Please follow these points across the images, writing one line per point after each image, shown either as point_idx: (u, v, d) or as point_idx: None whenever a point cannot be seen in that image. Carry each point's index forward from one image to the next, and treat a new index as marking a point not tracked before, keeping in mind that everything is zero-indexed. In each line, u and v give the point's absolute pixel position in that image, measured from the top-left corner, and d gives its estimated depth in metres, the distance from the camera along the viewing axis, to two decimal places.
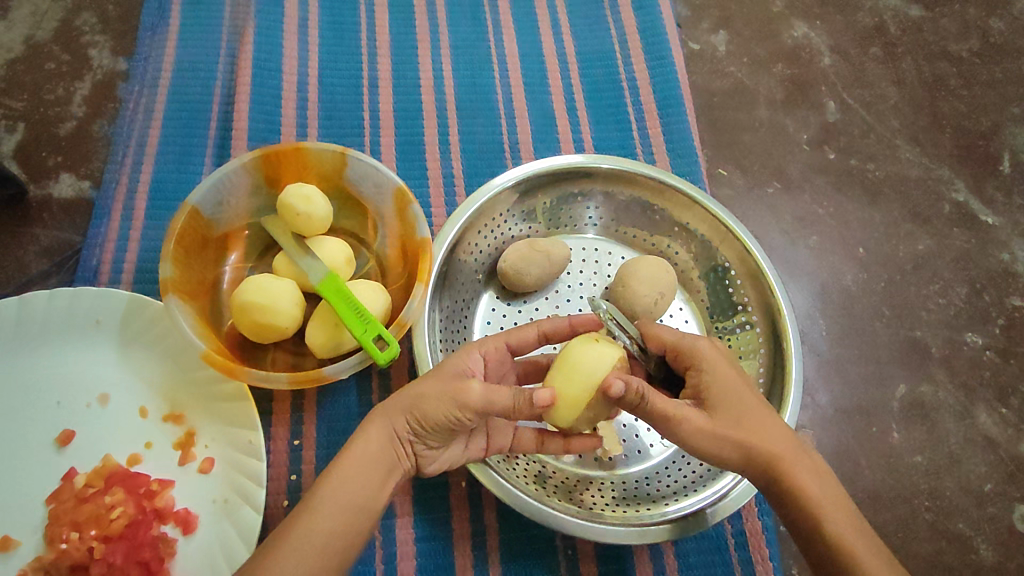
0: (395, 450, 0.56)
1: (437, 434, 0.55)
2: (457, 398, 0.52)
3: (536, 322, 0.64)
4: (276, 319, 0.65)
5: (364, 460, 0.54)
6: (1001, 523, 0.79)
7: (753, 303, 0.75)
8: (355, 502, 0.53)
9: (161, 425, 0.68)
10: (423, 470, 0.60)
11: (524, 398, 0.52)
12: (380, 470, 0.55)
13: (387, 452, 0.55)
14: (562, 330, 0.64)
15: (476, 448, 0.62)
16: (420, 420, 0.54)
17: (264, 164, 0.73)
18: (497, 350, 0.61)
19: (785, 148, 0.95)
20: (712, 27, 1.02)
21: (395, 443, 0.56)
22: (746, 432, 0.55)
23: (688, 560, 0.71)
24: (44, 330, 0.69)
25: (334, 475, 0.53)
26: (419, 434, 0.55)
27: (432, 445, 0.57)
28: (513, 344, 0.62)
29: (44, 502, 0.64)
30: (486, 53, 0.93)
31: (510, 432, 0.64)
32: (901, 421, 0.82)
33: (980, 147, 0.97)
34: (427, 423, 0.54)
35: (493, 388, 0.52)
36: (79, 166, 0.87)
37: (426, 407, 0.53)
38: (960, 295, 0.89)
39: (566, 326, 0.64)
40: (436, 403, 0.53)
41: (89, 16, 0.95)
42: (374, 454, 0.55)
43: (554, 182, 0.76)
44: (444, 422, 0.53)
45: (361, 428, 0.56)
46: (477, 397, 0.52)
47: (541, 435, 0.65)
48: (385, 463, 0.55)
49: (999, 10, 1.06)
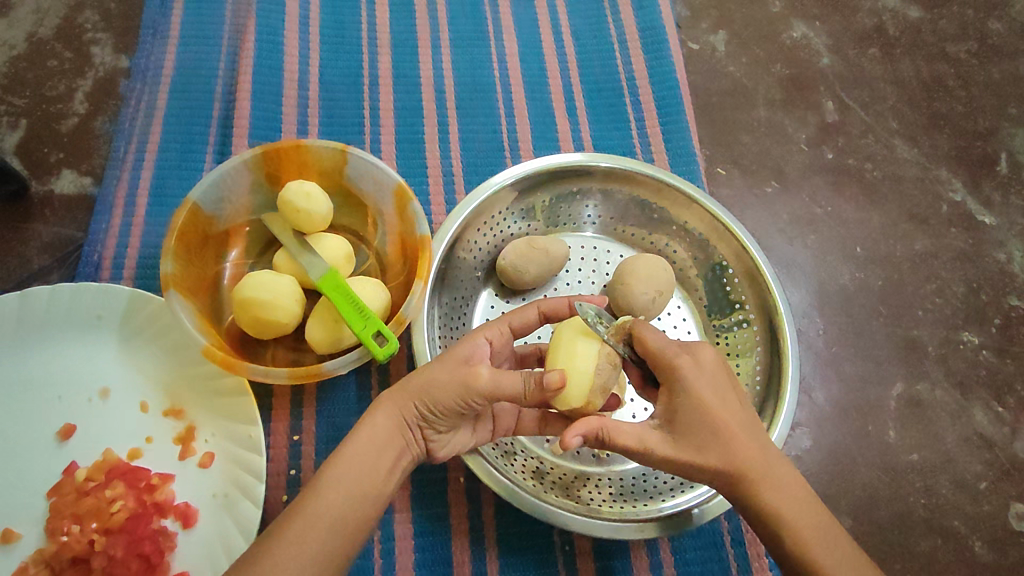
0: (404, 435, 0.57)
1: (447, 418, 0.56)
2: (466, 382, 0.53)
3: (534, 302, 0.65)
4: (277, 314, 0.65)
5: (371, 447, 0.55)
6: (996, 521, 0.79)
7: (750, 301, 0.75)
8: (357, 492, 0.53)
9: (161, 420, 0.69)
10: (434, 456, 0.60)
11: (534, 380, 0.52)
12: (388, 456, 0.55)
13: (395, 436, 0.56)
14: (562, 311, 0.65)
15: (482, 432, 0.63)
16: (429, 405, 0.55)
17: (265, 161, 0.74)
18: (502, 335, 0.61)
19: (783, 148, 0.96)
20: (711, 27, 1.02)
21: (403, 428, 0.56)
22: (739, 433, 0.55)
23: (685, 556, 0.72)
24: (46, 325, 0.69)
25: (339, 461, 0.54)
26: (428, 420, 0.56)
27: (442, 429, 0.58)
28: (515, 327, 0.63)
29: (45, 495, 0.64)
30: (486, 52, 0.94)
31: (514, 412, 0.65)
32: (897, 419, 0.83)
33: (978, 148, 0.98)
34: (437, 409, 0.55)
35: (501, 373, 0.53)
36: (80, 162, 0.88)
37: (435, 392, 0.54)
38: (957, 295, 0.90)
39: (565, 307, 0.65)
40: (444, 387, 0.54)
41: (92, 13, 0.96)
42: (381, 439, 0.55)
43: (553, 180, 0.77)
44: (453, 406, 0.54)
45: (367, 415, 0.56)
46: (485, 382, 0.53)
47: (543, 416, 0.66)
48: (394, 447, 0.56)
49: (997, 11, 1.07)
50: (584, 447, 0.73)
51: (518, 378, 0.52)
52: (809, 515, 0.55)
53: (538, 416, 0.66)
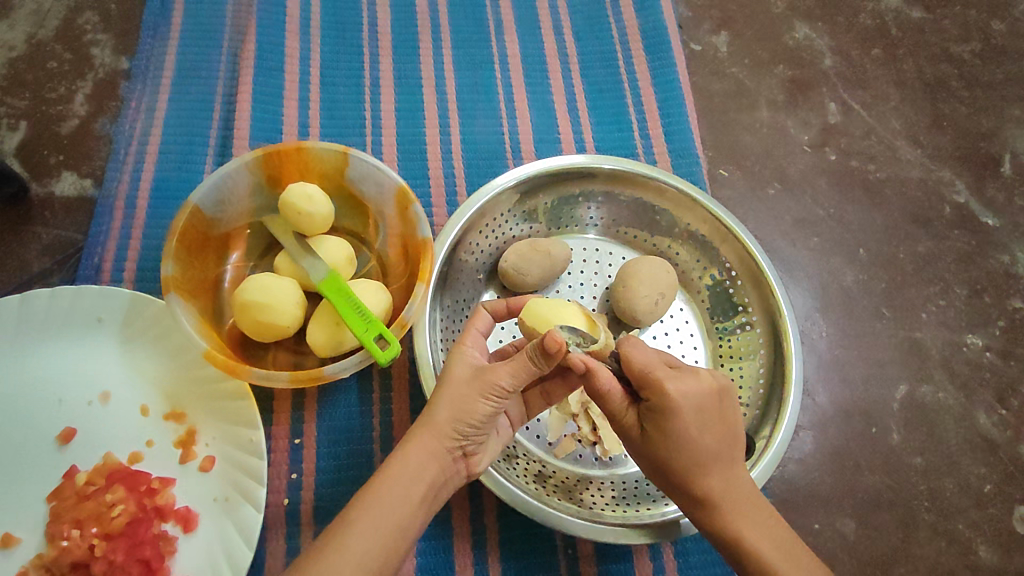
0: (445, 462, 0.55)
1: (482, 428, 0.56)
2: (487, 384, 0.54)
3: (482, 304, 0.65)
4: (276, 317, 0.65)
5: (409, 477, 0.54)
6: (1000, 524, 0.79)
7: (753, 303, 0.75)
8: (394, 520, 0.52)
9: (161, 423, 0.69)
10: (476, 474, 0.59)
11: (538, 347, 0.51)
12: (429, 482, 0.54)
13: (434, 464, 0.55)
14: (501, 311, 0.66)
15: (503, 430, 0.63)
16: (462, 421, 0.54)
17: (265, 163, 0.73)
18: (474, 340, 0.59)
19: (785, 149, 0.96)
20: (713, 28, 1.02)
21: (442, 455, 0.55)
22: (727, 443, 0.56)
23: (687, 560, 0.72)
24: (45, 329, 0.69)
25: (378, 499, 0.52)
26: (466, 438, 0.56)
27: (479, 441, 0.57)
28: (483, 328, 0.61)
29: (45, 499, 0.64)
30: (487, 53, 0.93)
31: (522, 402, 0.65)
32: (900, 421, 0.82)
33: (981, 149, 0.97)
34: (470, 422, 0.54)
35: (509, 363, 0.53)
36: (80, 165, 0.87)
37: (463, 405, 0.54)
38: (960, 297, 0.89)
39: (503, 307, 0.66)
40: (471, 398, 0.54)
41: (92, 15, 0.95)
42: (422, 468, 0.54)
43: (555, 182, 0.76)
44: (486, 413, 0.54)
45: (399, 452, 0.55)
46: (501, 378, 0.53)
47: (544, 391, 0.66)
48: (437, 472, 0.55)
49: (1000, 12, 1.06)
50: (586, 450, 0.73)
51: (523, 359, 0.52)
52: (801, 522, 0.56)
53: (538, 391, 0.66)
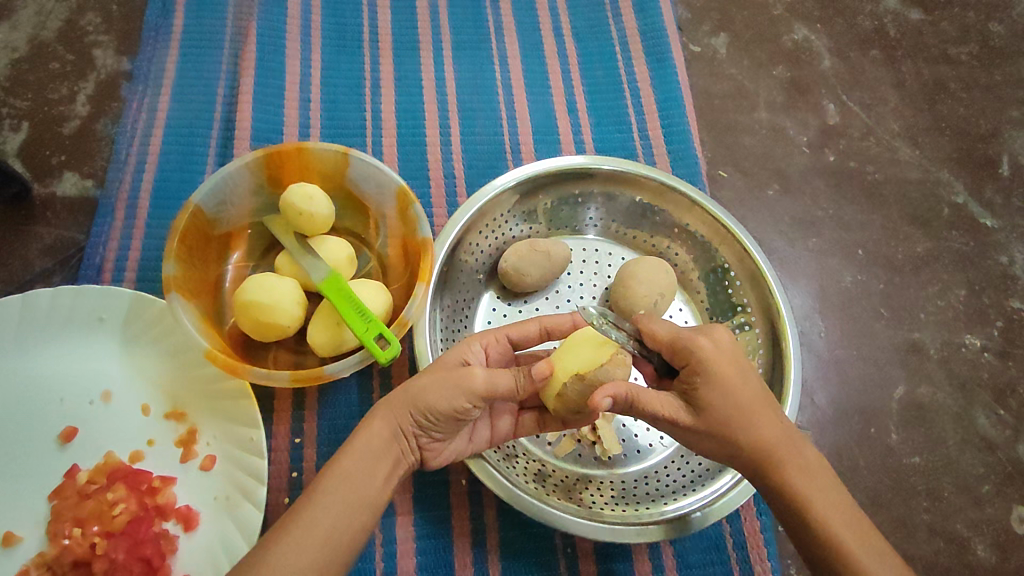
0: (399, 444, 0.56)
1: (443, 426, 0.56)
2: (461, 385, 0.54)
3: (538, 317, 0.65)
4: (277, 318, 0.65)
5: (366, 455, 0.55)
6: (999, 524, 0.79)
7: (752, 303, 0.75)
8: (356, 500, 0.53)
9: (162, 422, 0.69)
10: (428, 464, 0.60)
11: (523, 374, 0.54)
12: (383, 467, 0.55)
13: (389, 446, 0.56)
14: (565, 326, 0.65)
15: (479, 439, 0.63)
16: (424, 412, 0.55)
17: (266, 164, 0.74)
18: (498, 343, 0.63)
19: (785, 150, 0.96)
20: (713, 29, 1.02)
21: (398, 436, 0.56)
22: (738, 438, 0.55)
23: (687, 559, 0.72)
24: (47, 328, 0.69)
25: (332, 471, 0.53)
26: (426, 427, 0.56)
27: (437, 437, 0.58)
28: (514, 337, 0.63)
29: (47, 498, 0.64)
30: (487, 55, 0.94)
31: (513, 420, 0.66)
32: (899, 420, 0.83)
33: (979, 150, 0.98)
34: (431, 415, 0.55)
35: (495, 372, 0.54)
36: (82, 165, 0.88)
37: (432, 398, 0.54)
38: (959, 298, 0.90)
39: (569, 322, 0.65)
40: (438, 392, 0.54)
41: (94, 16, 0.96)
42: (377, 449, 0.55)
43: (554, 183, 0.77)
44: (450, 411, 0.54)
45: (364, 424, 0.56)
46: (479, 382, 0.53)
47: (540, 418, 0.67)
48: (390, 455, 0.56)
49: (998, 14, 1.07)
50: (586, 450, 0.73)
51: (508, 375, 0.54)
52: (844, 504, 0.54)
53: (536, 413, 0.67)
